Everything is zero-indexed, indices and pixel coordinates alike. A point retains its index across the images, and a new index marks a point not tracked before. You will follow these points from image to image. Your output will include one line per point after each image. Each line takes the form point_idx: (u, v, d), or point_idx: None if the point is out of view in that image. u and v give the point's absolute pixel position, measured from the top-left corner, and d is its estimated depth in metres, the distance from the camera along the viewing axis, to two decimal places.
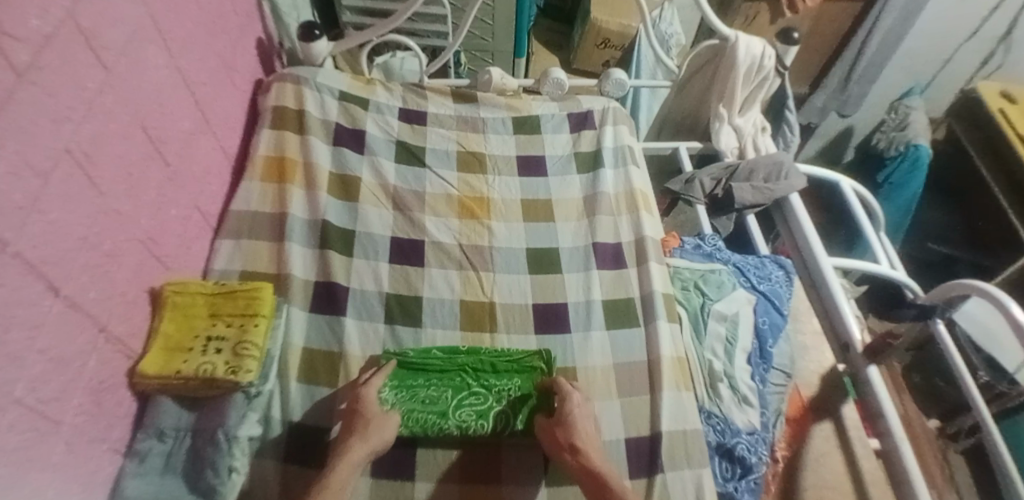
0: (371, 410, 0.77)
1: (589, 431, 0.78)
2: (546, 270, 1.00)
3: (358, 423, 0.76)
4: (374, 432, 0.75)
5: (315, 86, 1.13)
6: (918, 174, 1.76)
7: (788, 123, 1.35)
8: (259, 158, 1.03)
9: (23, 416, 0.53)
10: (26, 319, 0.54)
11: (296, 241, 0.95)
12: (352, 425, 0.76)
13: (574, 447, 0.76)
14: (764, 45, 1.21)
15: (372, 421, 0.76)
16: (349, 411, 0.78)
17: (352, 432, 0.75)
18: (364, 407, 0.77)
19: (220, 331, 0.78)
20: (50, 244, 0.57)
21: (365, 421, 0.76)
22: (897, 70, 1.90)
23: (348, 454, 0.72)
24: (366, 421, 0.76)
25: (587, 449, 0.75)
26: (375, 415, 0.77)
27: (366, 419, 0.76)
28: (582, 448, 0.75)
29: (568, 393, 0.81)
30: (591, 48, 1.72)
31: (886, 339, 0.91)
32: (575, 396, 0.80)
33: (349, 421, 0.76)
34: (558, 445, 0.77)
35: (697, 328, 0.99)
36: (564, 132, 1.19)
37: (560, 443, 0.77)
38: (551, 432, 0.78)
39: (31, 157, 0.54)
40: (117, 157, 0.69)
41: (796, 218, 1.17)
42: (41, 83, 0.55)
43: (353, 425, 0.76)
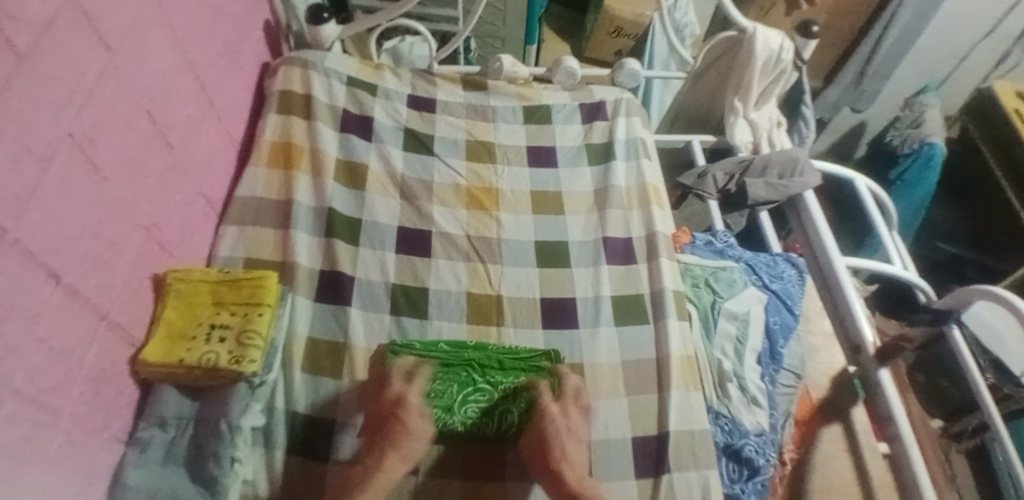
0: (411, 420, 0.73)
1: (562, 433, 0.75)
2: (554, 265, 0.99)
3: (397, 432, 0.71)
4: (413, 447, 0.71)
5: (322, 70, 1.10)
6: (932, 172, 1.74)
7: (804, 118, 1.31)
8: (265, 143, 1.01)
9: (22, 408, 0.52)
10: (26, 309, 0.53)
11: (301, 229, 0.93)
12: (391, 435, 0.71)
13: (546, 461, 0.73)
14: (783, 39, 1.18)
15: (413, 432, 0.72)
16: (385, 416, 0.73)
17: (393, 441, 0.70)
18: (402, 414, 0.73)
19: (224, 320, 0.77)
20: (50, 232, 0.56)
21: (405, 430, 0.72)
22: (909, 69, 1.82)
23: (385, 466, 0.68)
24: (406, 431, 0.72)
25: (561, 466, 0.72)
26: (415, 426, 0.72)
27: (406, 429, 0.72)
28: (558, 459, 0.73)
29: (547, 408, 0.78)
30: (603, 36, 1.69)
31: (899, 342, 0.87)
32: (552, 409, 0.77)
33: (388, 427, 0.72)
34: (541, 459, 0.74)
35: (706, 327, 0.97)
36: (575, 123, 1.17)
37: (540, 454, 0.75)
38: (535, 446, 0.76)
39: (31, 143, 0.52)
40: (120, 141, 0.67)
41: (810, 214, 1.14)
42: (43, 67, 0.53)
43: (393, 433, 0.71)
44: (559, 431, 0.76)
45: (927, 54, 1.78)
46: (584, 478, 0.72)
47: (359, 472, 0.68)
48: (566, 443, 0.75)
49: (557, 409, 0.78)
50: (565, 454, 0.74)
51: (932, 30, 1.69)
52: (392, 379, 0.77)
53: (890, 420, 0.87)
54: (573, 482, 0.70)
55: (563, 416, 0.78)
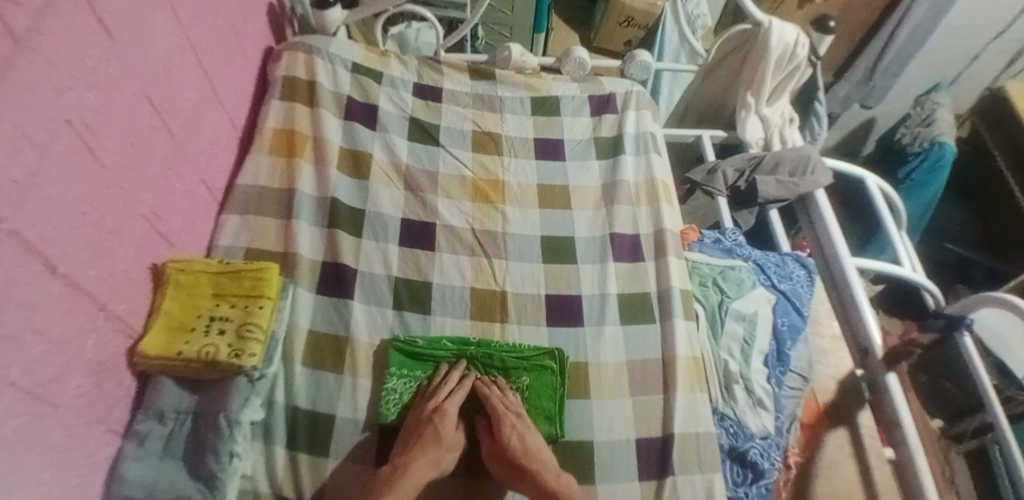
0: (445, 429, 0.77)
1: (525, 439, 0.77)
2: (560, 261, 0.97)
3: (431, 438, 0.76)
4: (443, 454, 0.76)
5: (328, 56, 1.08)
6: (941, 172, 1.71)
7: (816, 115, 1.28)
8: (268, 131, 0.99)
9: (19, 401, 0.51)
10: (24, 299, 0.51)
11: (304, 220, 0.91)
12: (424, 438, 0.76)
13: (522, 467, 0.75)
14: (798, 33, 1.15)
15: (445, 441, 0.77)
16: (419, 422, 0.78)
17: (427, 444, 0.75)
18: (440, 423, 0.77)
19: (225, 312, 0.76)
20: (49, 220, 0.54)
21: (439, 437, 0.76)
22: (919, 69, 1.78)
23: (415, 466, 0.72)
24: (442, 436, 0.77)
25: (540, 470, 0.74)
26: (448, 435, 0.78)
27: (438, 435, 0.77)
28: (531, 460, 0.75)
29: (505, 417, 0.79)
30: (613, 26, 1.65)
31: (909, 346, 0.88)
32: (507, 420, 0.79)
33: (423, 433, 0.76)
34: (511, 467, 0.76)
35: (713, 327, 0.96)
36: (584, 115, 1.15)
37: (513, 469, 0.76)
38: (501, 457, 0.77)
39: (30, 129, 0.51)
40: (120, 127, 0.65)
41: (821, 214, 1.11)
42: (42, 50, 0.51)
43: (429, 438, 0.76)
44: (523, 441, 0.76)
45: (937, 55, 1.73)
46: (561, 473, 0.75)
47: (388, 470, 0.72)
48: (535, 446, 0.76)
49: (515, 417, 0.80)
50: (540, 456, 0.76)
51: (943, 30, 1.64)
52: (432, 389, 0.82)
53: (896, 424, 0.86)
54: (553, 483, 0.73)
55: (522, 424, 0.79)
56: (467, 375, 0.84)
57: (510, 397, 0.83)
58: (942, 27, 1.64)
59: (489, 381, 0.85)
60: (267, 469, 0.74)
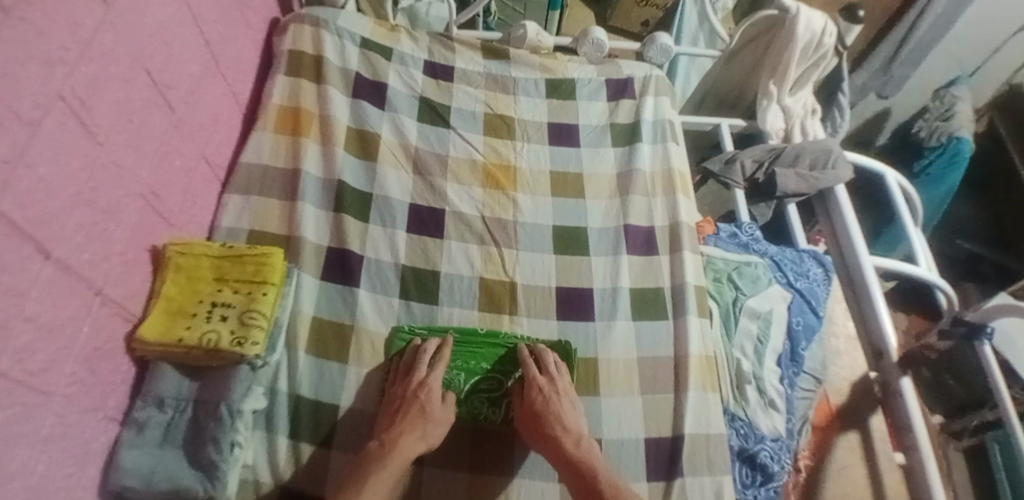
0: (431, 406, 0.75)
1: (549, 400, 0.76)
2: (572, 252, 0.94)
3: (418, 414, 0.73)
4: (430, 429, 0.74)
5: (335, 29, 1.03)
6: (957, 168, 1.67)
7: (839, 106, 1.23)
8: (273, 107, 0.95)
9: (9, 391, 0.49)
10: (14, 285, 0.49)
11: (308, 202, 0.88)
12: (412, 414, 0.73)
13: (546, 430, 0.74)
14: (826, 21, 1.10)
15: (432, 417, 0.74)
16: (404, 399, 0.75)
17: (414, 419, 0.73)
18: (425, 401, 0.75)
19: (226, 298, 0.73)
20: (39, 201, 0.51)
21: (425, 413, 0.74)
22: (940, 60, 1.71)
23: (403, 440, 0.71)
24: (429, 415, 0.74)
25: (557, 433, 0.74)
26: (434, 410, 0.75)
27: (425, 411, 0.74)
28: (555, 429, 0.74)
29: (534, 380, 0.78)
30: (630, 5, 1.59)
31: (924, 350, 0.85)
32: (539, 380, 0.78)
33: (408, 410, 0.73)
34: (534, 428, 0.75)
35: (727, 324, 0.94)
36: (601, 99, 1.10)
37: (534, 430, 0.76)
38: (528, 416, 0.77)
39: (18, 104, 0.47)
40: (117, 103, 0.62)
41: (841, 210, 1.07)
42: (30, 18, 0.48)
43: (416, 414, 0.73)
44: (546, 401, 0.76)
45: (962, 46, 1.67)
46: (581, 438, 0.75)
47: (376, 447, 0.71)
48: (559, 407, 0.76)
49: (545, 379, 0.78)
50: (565, 423, 0.75)
51: (968, 20, 1.59)
52: (403, 370, 0.78)
53: (906, 426, 0.85)
54: (571, 448, 0.73)
55: (551, 389, 0.77)
56: (445, 343, 0.81)
57: (546, 362, 0.80)
58: (967, 15, 1.58)
59: (529, 351, 0.82)
60: (269, 460, 0.73)
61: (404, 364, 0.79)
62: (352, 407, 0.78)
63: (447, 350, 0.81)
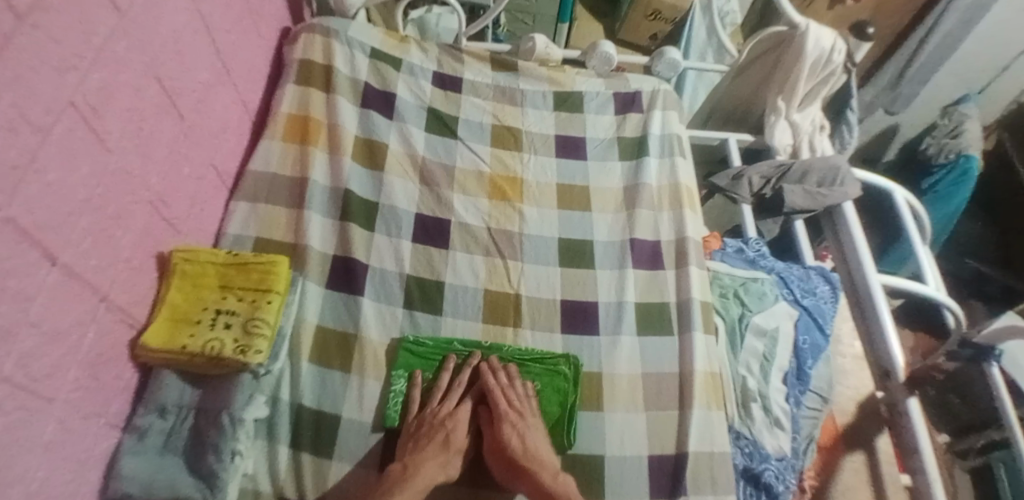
0: (455, 436, 0.76)
1: (525, 440, 0.76)
2: (577, 265, 0.94)
3: (441, 444, 0.75)
4: (450, 459, 0.75)
5: (345, 40, 1.04)
6: (967, 181, 1.65)
7: (848, 123, 1.23)
8: (282, 115, 0.95)
9: (11, 397, 0.48)
10: (19, 290, 0.49)
11: (315, 210, 0.88)
12: (437, 440, 0.75)
13: (522, 468, 0.74)
14: (835, 38, 1.10)
15: (453, 447, 0.75)
16: (431, 426, 0.76)
17: (437, 448, 0.74)
18: (450, 429, 0.77)
19: (230, 306, 0.73)
20: (46, 206, 0.51)
21: (449, 443, 0.75)
22: (948, 77, 1.71)
23: (425, 469, 0.71)
24: (451, 446, 0.75)
25: (536, 469, 0.73)
26: (456, 439, 0.76)
27: (449, 441, 0.75)
28: (531, 462, 0.73)
29: (504, 415, 0.77)
30: (639, 18, 1.59)
31: (931, 370, 0.82)
32: (508, 427, 0.76)
33: (434, 436, 0.75)
34: (514, 471, 0.74)
35: (733, 342, 0.93)
36: (608, 113, 1.11)
37: (513, 467, 0.75)
38: (502, 455, 0.76)
39: (29, 110, 0.48)
40: (128, 110, 0.62)
41: (848, 228, 1.05)
42: (44, 25, 0.48)
43: (439, 443, 0.75)
44: (523, 441, 0.75)
45: (970, 64, 1.67)
46: (557, 471, 0.74)
47: (399, 468, 0.71)
48: (537, 448, 0.75)
49: (515, 413, 0.78)
50: (541, 457, 0.74)
51: (977, 37, 1.58)
52: (437, 397, 0.80)
53: (913, 449, 0.83)
54: (550, 482, 0.72)
55: (522, 426, 0.77)
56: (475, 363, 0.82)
57: (512, 389, 0.80)
58: (972, 37, 1.59)
59: (495, 367, 0.82)
60: (269, 469, 0.72)
61: (444, 385, 0.81)
62: (353, 417, 0.77)
63: (476, 360, 0.82)
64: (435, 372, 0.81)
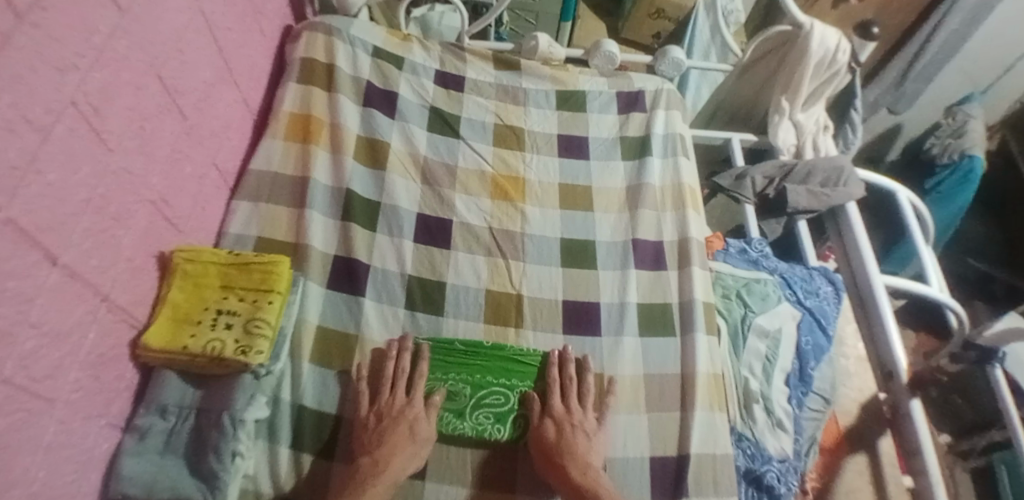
0: (418, 424, 0.74)
1: (562, 432, 0.76)
2: (580, 265, 0.93)
3: (405, 433, 0.72)
4: (420, 449, 0.73)
5: (348, 38, 1.04)
6: (970, 186, 1.62)
7: (851, 123, 1.22)
8: (284, 114, 0.95)
9: (11, 398, 0.48)
10: (20, 291, 0.48)
11: (317, 209, 0.88)
12: (393, 435, 0.72)
13: (556, 462, 0.73)
14: (840, 37, 1.09)
15: (420, 435, 0.73)
16: (391, 417, 0.74)
17: (401, 439, 0.72)
18: (412, 419, 0.74)
19: (232, 306, 0.73)
20: (47, 207, 0.51)
21: (412, 433, 0.73)
22: (952, 76, 1.70)
23: (397, 460, 0.70)
24: (415, 433, 0.73)
25: (567, 464, 0.73)
26: (421, 429, 0.74)
27: (411, 432, 0.73)
28: (563, 456, 0.73)
29: (552, 410, 0.78)
30: (642, 17, 1.59)
31: (935, 373, 0.82)
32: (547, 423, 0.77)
33: (396, 427, 0.73)
34: (548, 458, 0.74)
35: (735, 343, 0.93)
36: (612, 112, 1.10)
37: (548, 459, 0.74)
38: (543, 447, 0.75)
39: (30, 110, 0.47)
40: (129, 110, 0.62)
41: (853, 228, 1.04)
42: (44, 25, 0.48)
43: (404, 434, 0.72)
44: (558, 432, 0.76)
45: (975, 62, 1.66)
46: (588, 467, 0.73)
47: (369, 463, 0.70)
48: (572, 438, 0.75)
49: (562, 409, 0.78)
50: (574, 450, 0.74)
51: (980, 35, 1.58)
52: (387, 386, 0.77)
53: (915, 451, 0.82)
54: (577, 477, 0.71)
55: (566, 420, 0.77)
56: (420, 352, 0.80)
57: (580, 383, 0.81)
58: (975, 36, 1.58)
59: (569, 357, 0.82)
60: (270, 470, 0.72)
61: (389, 374, 0.78)
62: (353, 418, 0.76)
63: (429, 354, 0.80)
64: (376, 361, 0.80)
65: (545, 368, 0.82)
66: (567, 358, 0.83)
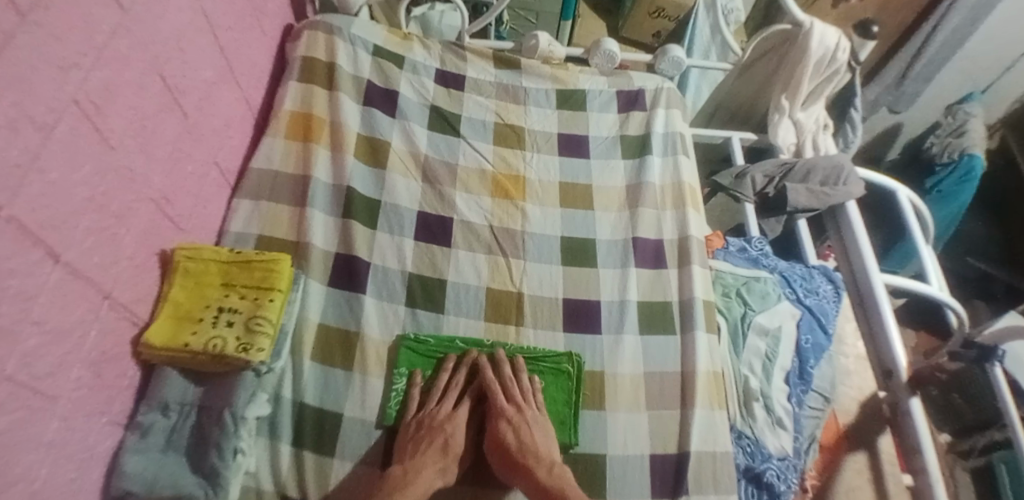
0: (455, 438, 0.75)
1: (522, 436, 0.75)
2: (580, 264, 0.94)
3: (439, 449, 0.73)
4: (450, 465, 0.74)
5: (348, 37, 1.04)
6: (970, 184, 1.62)
7: (851, 122, 1.22)
8: (284, 112, 0.95)
9: (13, 396, 0.48)
10: (22, 289, 0.49)
11: (317, 208, 0.88)
12: (431, 443, 0.73)
13: (522, 466, 0.73)
14: (840, 36, 1.09)
15: (453, 454, 0.74)
16: (430, 428, 0.75)
17: (435, 453, 0.73)
18: (450, 434, 0.75)
19: (233, 304, 0.73)
20: (48, 206, 0.51)
21: (447, 449, 0.74)
22: (952, 75, 1.70)
23: (424, 475, 0.71)
24: (449, 450, 0.74)
25: (531, 464, 0.73)
26: (456, 440, 0.75)
27: (448, 442, 0.74)
28: (527, 456, 0.73)
29: (501, 410, 0.77)
30: (642, 16, 1.59)
31: (934, 371, 0.83)
32: (503, 425, 0.76)
33: (432, 439, 0.74)
34: (510, 464, 0.74)
35: (735, 341, 0.93)
36: (612, 111, 1.10)
37: (510, 464, 0.74)
38: (500, 450, 0.75)
39: (32, 109, 0.47)
40: (130, 109, 0.62)
41: (852, 226, 1.04)
42: (46, 24, 0.48)
43: (438, 449, 0.73)
44: (519, 437, 0.75)
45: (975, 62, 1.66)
46: (554, 465, 0.73)
47: (398, 474, 0.70)
48: (529, 436, 0.75)
49: (513, 409, 0.77)
50: (537, 451, 0.74)
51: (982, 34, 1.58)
52: (416, 401, 0.78)
53: (916, 449, 0.82)
54: (546, 478, 0.72)
55: (521, 419, 0.77)
56: (467, 355, 0.82)
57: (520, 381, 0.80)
58: (976, 35, 1.58)
59: (502, 359, 0.81)
60: (271, 467, 0.73)
61: (441, 385, 0.79)
62: (354, 415, 0.77)
63: (472, 359, 0.82)
64: (433, 372, 0.81)
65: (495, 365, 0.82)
66: (562, 360, 0.83)
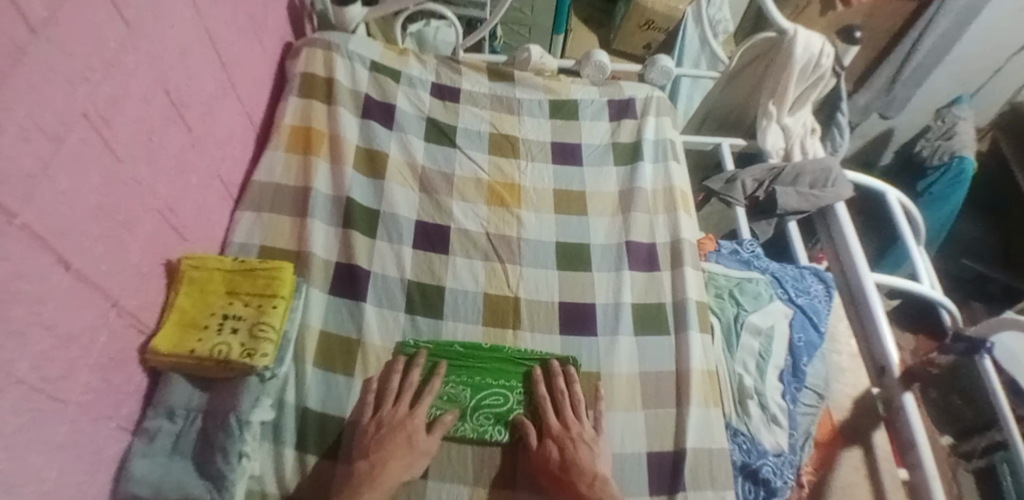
0: (418, 436, 0.75)
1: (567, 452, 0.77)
2: (576, 268, 0.96)
3: (404, 442, 0.74)
4: (416, 459, 0.74)
5: (347, 53, 1.07)
6: (961, 187, 1.65)
7: (839, 126, 1.25)
8: (285, 126, 0.98)
9: (25, 396, 0.50)
10: (34, 293, 0.51)
11: (318, 218, 0.91)
12: (395, 445, 0.73)
13: (567, 481, 0.75)
14: (824, 43, 1.12)
15: (418, 447, 0.75)
16: (392, 425, 0.75)
17: (399, 448, 0.73)
18: (412, 430, 0.75)
19: (237, 311, 0.75)
20: (59, 213, 0.53)
21: (411, 443, 0.74)
22: (941, 79, 1.74)
23: (392, 468, 0.72)
24: (415, 444, 0.75)
25: (574, 479, 0.74)
26: (418, 441, 0.75)
27: (410, 441, 0.74)
28: (568, 471, 0.75)
29: (550, 428, 0.79)
30: (632, 28, 1.63)
31: (925, 366, 0.85)
32: (551, 445, 0.78)
33: (395, 436, 0.74)
34: (562, 485, 0.76)
35: (729, 340, 0.95)
36: (604, 119, 1.13)
37: (557, 482, 0.76)
38: (550, 472, 0.77)
39: (43, 120, 0.50)
40: (136, 122, 0.64)
41: (840, 225, 1.06)
42: (57, 39, 0.51)
43: (401, 443, 0.74)
44: (564, 454, 0.77)
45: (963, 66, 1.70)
46: (596, 479, 0.74)
47: (365, 468, 0.71)
48: (575, 453, 0.76)
49: (560, 426, 0.79)
50: (580, 464, 0.75)
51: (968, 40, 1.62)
52: (393, 394, 0.79)
53: (910, 444, 0.83)
54: (585, 490, 0.74)
55: (568, 437, 0.78)
56: (421, 352, 0.82)
57: (574, 392, 0.82)
58: (963, 40, 1.62)
59: (556, 371, 0.83)
60: (275, 471, 0.74)
61: (393, 388, 0.79)
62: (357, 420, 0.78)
63: (423, 359, 0.82)
64: (383, 374, 0.81)
65: (549, 378, 0.84)
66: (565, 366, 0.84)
